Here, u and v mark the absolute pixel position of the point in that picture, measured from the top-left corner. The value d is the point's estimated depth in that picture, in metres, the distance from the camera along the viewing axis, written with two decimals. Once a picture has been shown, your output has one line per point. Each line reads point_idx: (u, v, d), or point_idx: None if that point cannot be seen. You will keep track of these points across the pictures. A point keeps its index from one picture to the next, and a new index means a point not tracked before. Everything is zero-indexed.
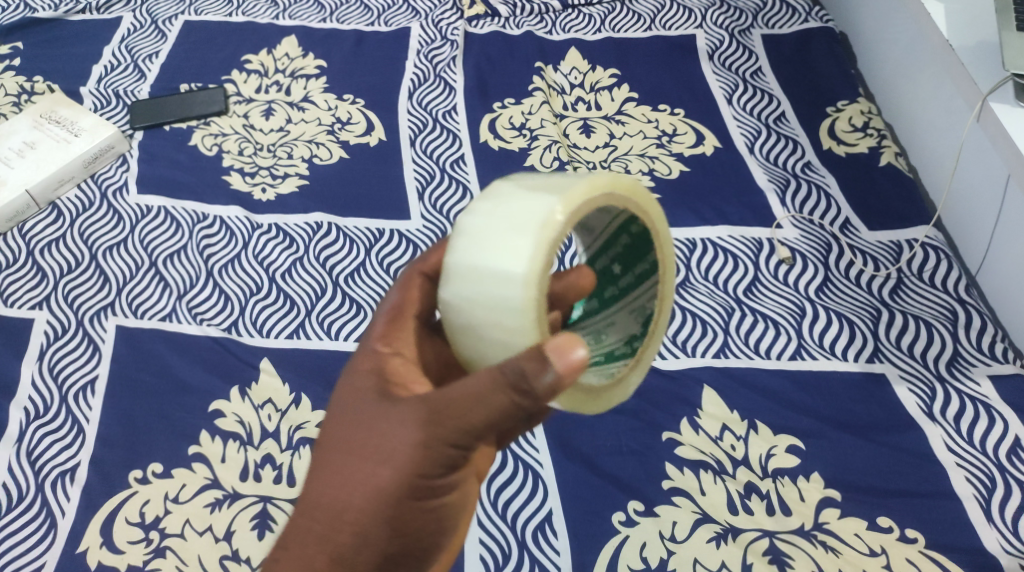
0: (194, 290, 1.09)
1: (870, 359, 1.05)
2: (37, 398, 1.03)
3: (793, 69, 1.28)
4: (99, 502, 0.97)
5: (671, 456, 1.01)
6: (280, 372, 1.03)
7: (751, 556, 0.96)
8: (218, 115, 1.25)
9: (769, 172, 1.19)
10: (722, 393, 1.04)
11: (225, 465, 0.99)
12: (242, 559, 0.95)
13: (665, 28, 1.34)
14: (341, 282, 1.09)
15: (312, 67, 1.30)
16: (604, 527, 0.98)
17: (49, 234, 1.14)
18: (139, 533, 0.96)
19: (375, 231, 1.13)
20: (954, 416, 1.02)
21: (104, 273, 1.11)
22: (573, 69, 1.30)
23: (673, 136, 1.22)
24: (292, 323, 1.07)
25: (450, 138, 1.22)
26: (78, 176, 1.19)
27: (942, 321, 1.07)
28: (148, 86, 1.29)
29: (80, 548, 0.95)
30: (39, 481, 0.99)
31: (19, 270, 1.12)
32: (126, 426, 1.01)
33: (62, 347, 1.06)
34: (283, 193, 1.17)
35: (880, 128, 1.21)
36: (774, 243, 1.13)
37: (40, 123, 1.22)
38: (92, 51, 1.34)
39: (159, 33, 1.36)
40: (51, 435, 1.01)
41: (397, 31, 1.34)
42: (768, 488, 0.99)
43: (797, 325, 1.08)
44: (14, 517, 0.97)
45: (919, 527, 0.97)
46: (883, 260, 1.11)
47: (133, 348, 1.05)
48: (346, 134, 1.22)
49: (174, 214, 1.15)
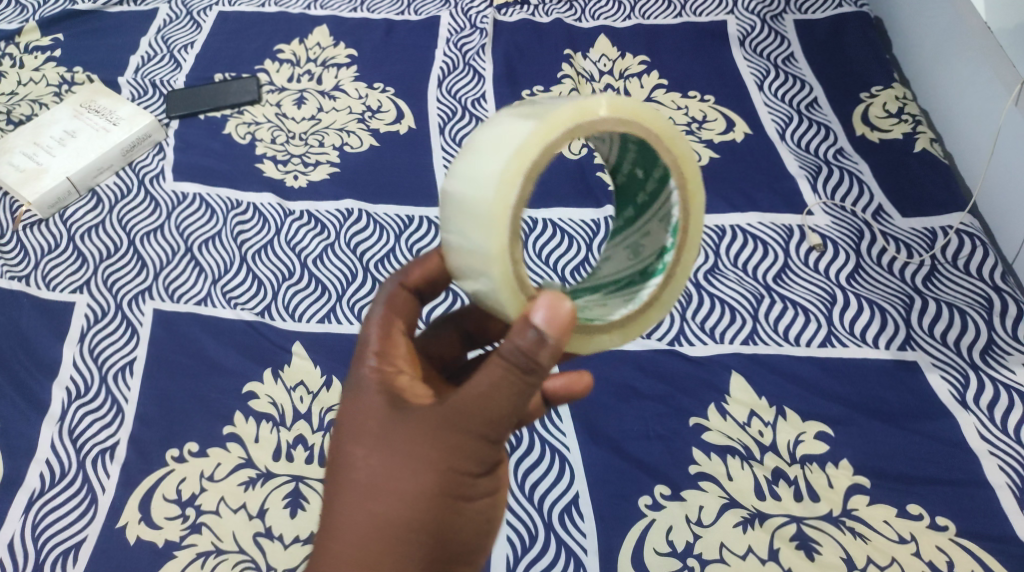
0: (229, 275, 1.12)
1: (902, 346, 1.05)
2: (78, 377, 1.06)
3: (826, 55, 1.27)
4: (139, 479, 1.00)
5: (698, 441, 1.02)
6: (313, 356, 1.06)
7: (777, 541, 0.97)
8: (251, 104, 1.28)
9: (800, 159, 1.19)
10: (750, 378, 1.05)
11: (259, 445, 1.01)
12: (276, 536, 0.97)
13: (695, 15, 1.34)
14: (371, 268, 1.12)
15: (343, 56, 1.32)
16: (631, 510, 0.99)
17: (88, 220, 1.18)
18: (176, 509, 0.99)
19: (405, 218, 1.15)
20: (987, 404, 1.01)
21: (141, 258, 1.14)
22: (602, 57, 1.30)
23: (703, 122, 1.23)
24: (323, 308, 1.09)
25: (479, 126, 1.23)
26: (116, 164, 1.22)
27: (977, 309, 1.06)
28: (183, 75, 1.32)
29: (120, 523, 0.99)
30: (81, 458, 1.02)
31: (61, 254, 1.15)
32: (165, 406, 1.04)
33: (103, 329, 1.09)
34: (315, 180, 1.19)
35: (915, 114, 1.20)
36: (804, 230, 1.13)
37: (79, 112, 1.26)
38: (129, 43, 1.38)
39: (194, 24, 1.39)
40: (92, 414, 1.04)
41: (427, 19, 1.36)
42: (796, 474, 1.00)
43: (828, 312, 1.08)
44: (57, 492, 1.00)
45: (949, 515, 0.97)
46: (917, 248, 1.10)
47: (171, 332, 1.08)
48: (376, 122, 1.24)
49: (208, 201, 1.18)
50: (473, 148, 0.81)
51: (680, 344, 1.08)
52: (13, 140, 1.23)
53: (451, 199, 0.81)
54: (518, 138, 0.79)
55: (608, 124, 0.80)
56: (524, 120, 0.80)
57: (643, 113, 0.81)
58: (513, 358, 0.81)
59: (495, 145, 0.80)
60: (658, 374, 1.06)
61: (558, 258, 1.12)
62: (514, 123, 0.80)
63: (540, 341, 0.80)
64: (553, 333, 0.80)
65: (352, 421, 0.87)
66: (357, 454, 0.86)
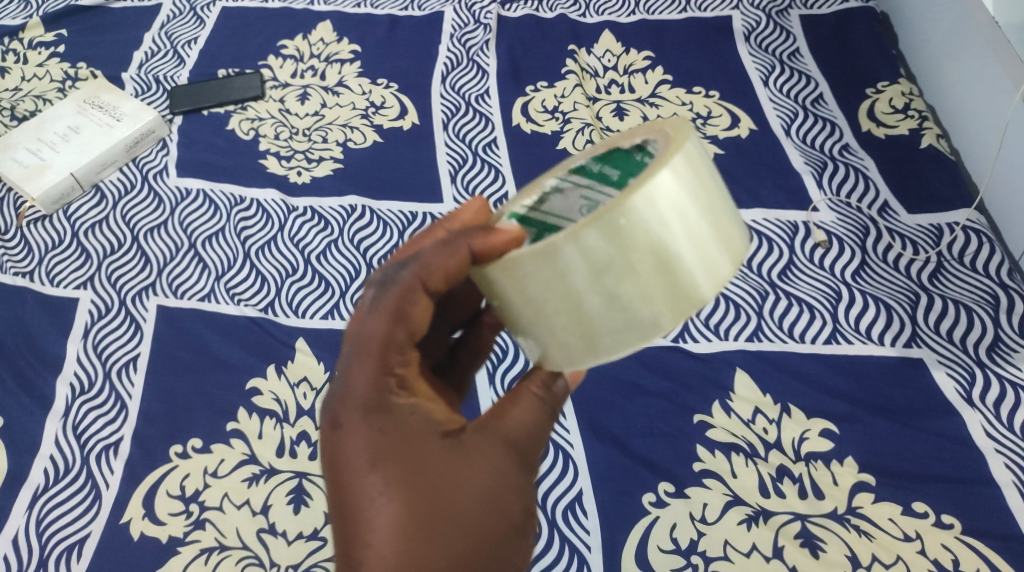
0: (232, 271, 1.12)
1: (908, 344, 1.05)
2: (82, 373, 1.06)
3: (832, 50, 1.27)
4: (142, 475, 1.00)
5: (702, 438, 1.01)
6: (316, 352, 1.06)
7: (782, 538, 0.97)
8: (255, 100, 1.28)
9: (806, 155, 1.18)
10: (755, 375, 1.04)
11: (262, 441, 1.01)
12: (279, 533, 0.97)
13: (700, 10, 1.33)
14: (374, 264, 1.11)
15: (346, 52, 1.32)
16: (634, 508, 0.99)
17: (92, 216, 1.18)
18: (180, 505, 0.99)
19: (408, 214, 1.15)
20: (994, 401, 1.01)
21: (145, 254, 1.14)
22: (606, 52, 1.30)
23: (707, 118, 1.22)
24: (326, 305, 1.09)
25: (483, 122, 1.23)
26: (120, 160, 1.22)
27: (983, 306, 1.05)
28: (187, 71, 1.32)
29: (123, 519, 0.99)
30: (85, 454, 1.02)
31: (64, 250, 1.15)
32: (168, 402, 1.04)
33: (106, 325, 1.09)
34: (318, 176, 1.19)
35: (921, 109, 1.19)
36: (810, 226, 1.13)
37: (83, 108, 1.26)
38: (132, 38, 1.38)
39: (197, 19, 1.39)
40: (96, 410, 1.04)
41: (431, 15, 1.36)
42: (801, 472, 0.99)
43: (833, 309, 1.07)
44: (61, 487, 1.00)
45: (955, 513, 0.97)
46: (922, 244, 1.10)
47: (175, 328, 1.08)
48: (380, 118, 1.24)
49: (212, 197, 1.18)
50: (639, 260, 0.76)
51: (685, 341, 1.07)
52: (17, 135, 1.23)
53: (581, 288, 0.76)
54: (676, 301, 0.77)
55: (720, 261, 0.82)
56: (691, 259, 0.77)
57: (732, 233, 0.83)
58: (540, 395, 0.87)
59: (657, 269, 0.76)
60: (662, 371, 1.05)
61: None
62: (683, 250, 0.77)
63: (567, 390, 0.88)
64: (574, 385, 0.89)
65: (393, 455, 0.83)
66: (390, 503, 0.82)
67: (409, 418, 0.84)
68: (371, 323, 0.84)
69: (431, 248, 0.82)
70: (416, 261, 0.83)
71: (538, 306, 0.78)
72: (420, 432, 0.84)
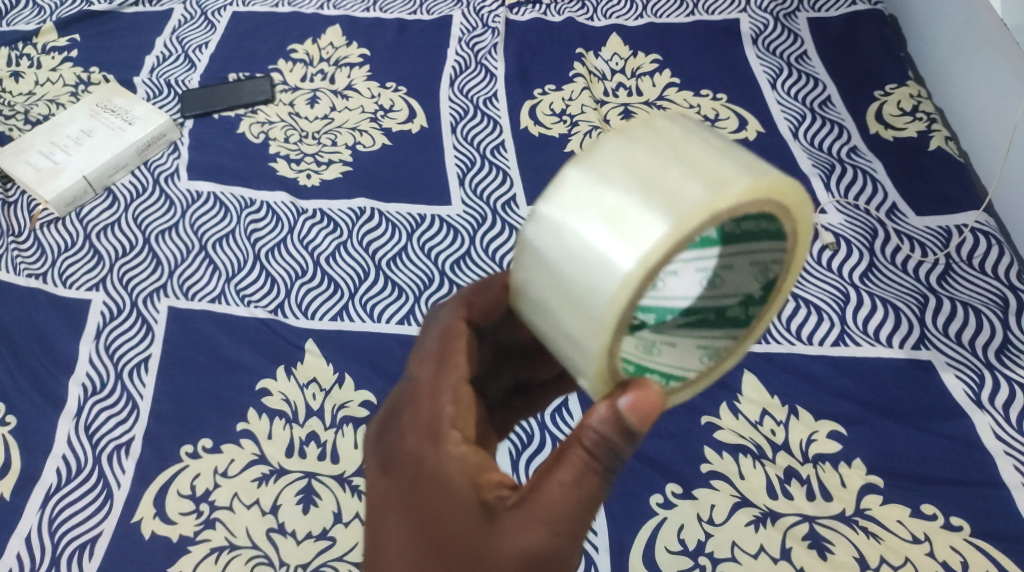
0: (243, 273, 1.13)
1: (916, 346, 1.05)
2: (94, 374, 1.07)
3: (840, 53, 1.27)
4: (153, 475, 1.01)
5: (710, 440, 1.02)
6: (326, 354, 1.07)
7: (790, 540, 0.97)
8: (265, 103, 1.29)
9: (813, 157, 1.18)
10: (762, 377, 1.05)
11: (272, 441, 1.02)
12: (288, 532, 0.98)
13: (708, 13, 1.34)
14: (383, 266, 1.12)
15: (356, 56, 1.33)
16: (642, 509, 0.99)
17: (104, 218, 1.19)
18: (190, 505, 1.00)
19: (417, 216, 1.16)
20: (1003, 403, 1.01)
21: (156, 256, 1.15)
22: (614, 55, 1.31)
23: (715, 121, 1.23)
24: (336, 306, 1.10)
25: (491, 125, 1.24)
26: (132, 163, 1.23)
27: (991, 308, 1.05)
28: (198, 75, 1.33)
29: (134, 518, 1.00)
30: (97, 453, 1.03)
31: (77, 252, 1.16)
32: (179, 402, 1.05)
33: (118, 326, 1.10)
34: (327, 179, 1.20)
35: (930, 112, 1.19)
36: (817, 229, 1.13)
37: (96, 112, 1.27)
38: (144, 43, 1.39)
39: (208, 24, 1.41)
40: (108, 410, 1.05)
41: (439, 19, 1.37)
42: (809, 473, 1.00)
43: (841, 311, 1.07)
44: (74, 487, 1.01)
45: (963, 515, 0.97)
46: (931, 246, 1.10)
47: (186, 329, 1.09)
48: (389, 121, 1.25)
49: (222, 200, 1.19)
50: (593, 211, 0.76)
51: None
52: (30, 139, 1.24)
53: (554, 292, 0.78)
54: (646, 240, 0.74)
55: (749, 207, 0.76)
56: (644, 203, 0.75)
57: (781, 193, 0.77)
58: (587, 447, 0.83)
59: (609, 225, 0.76)
60: None
61: None
62: (627, 201, 0.75)
63: (620, 421, 0.81)
64: (636, 420, 0.81)
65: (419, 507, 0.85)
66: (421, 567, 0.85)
67: (444, 475, 0.85)
68: (420, 372, 0.89)
69: (473, 291, 0.91)
70: (456, 303, 0.91)
71: (535, 292, 0.79)
72: (451, 493, 0.85)
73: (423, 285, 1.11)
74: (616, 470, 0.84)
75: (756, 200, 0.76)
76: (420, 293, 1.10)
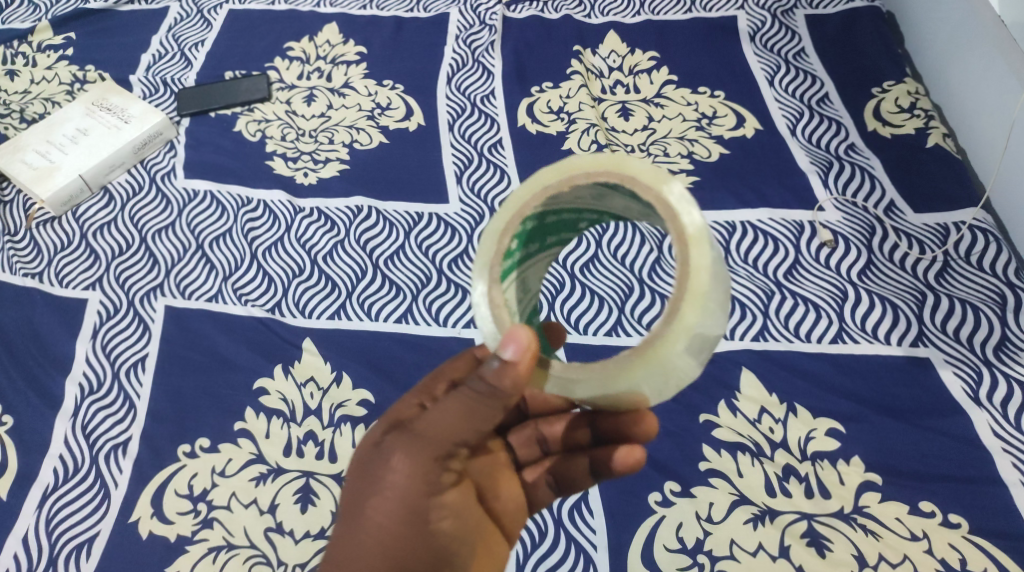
0: (239, 272, 1.13)
1: (914, 343, 1.05)
2: (91, 373, 1.07)
3: (838, 49, 1.27)
4: (151, 475, 1.01)
5: (709, 438, 1.02)
6: (323, 352, 1.06)
7: (789, 538, 0.97)
8: (262, 102, 1.29)
9: (811, 154, 1.18)
10: (761, 375, 1.04)
11: (270, 440, 1.02)
12: (287, 532, 0.98)
13: (705, 10, 1.33)
14: (380, 264, 1.12)
15: (352, 54, 1.33)
16: (641, 507, 0.99)
17: (100, 217, 1.19)
18: (188, 504, 1.00)
19: (414, 214, 1.16)
20: (1001, 400, 1.01)
21: (153, 255, 1.15)
22: (612, 52, 1.30)
23: (713, 118, 1.22)
24: (334, 304, 1.10)
25: (488, 122, 1.23)
26: (128, 162, 1.23)
27: (989, 305, 1.05)
28: (194, 73, 1.33)
29: (132, 518, 0.99)
30: (94, 453, 1.02)
31: (73, 251, 1.16)
32: (176, 402, 1.05)
33: (115, 325, 1.10)
34: (324, 178, 1.19)
35: (927, 109, 1.19)
36: (815, 226, 1.13)
37: (91, 110, 1.27)
38: (140, 41, 1.39)
39: (204, 22, 1.40)
40: (105, 410, 1.05)
41: (436, 16, 1.36)
42: (807, 471, 0.99)
43: (839, 308, 1.07)
44: (71, 487, 1.01)
45: (962, 512, 0.97)
46: (929, 243, 1.10)
47: (183, 328, 1.09)
48: (386, 119, 1.24)
49: (219, 198, 1.19)
50: None
51: None
52: (26, 137, 1.24)
53: None
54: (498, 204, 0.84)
55: (580, 178, 0.81)
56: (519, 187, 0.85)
57: (614, 163, 0.80)
58: (471, 385, 0.85)
59: None
60: None
61: (567, 254, 1.12)
62: None
63: (501, 368, 0.83)
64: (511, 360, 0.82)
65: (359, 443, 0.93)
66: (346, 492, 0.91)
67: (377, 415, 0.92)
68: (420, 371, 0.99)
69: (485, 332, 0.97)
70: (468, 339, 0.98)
71: None
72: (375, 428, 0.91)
73: (420, 284, 1.11)
74: (499, 406, 0.85)
75: (587, 168, 0.81)
76: (418, 292, 1.10)
